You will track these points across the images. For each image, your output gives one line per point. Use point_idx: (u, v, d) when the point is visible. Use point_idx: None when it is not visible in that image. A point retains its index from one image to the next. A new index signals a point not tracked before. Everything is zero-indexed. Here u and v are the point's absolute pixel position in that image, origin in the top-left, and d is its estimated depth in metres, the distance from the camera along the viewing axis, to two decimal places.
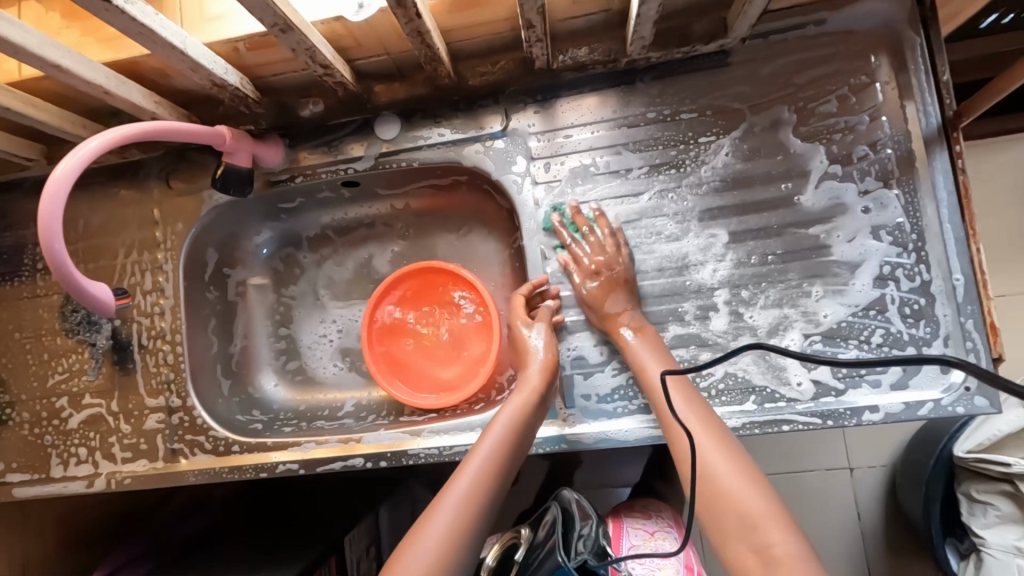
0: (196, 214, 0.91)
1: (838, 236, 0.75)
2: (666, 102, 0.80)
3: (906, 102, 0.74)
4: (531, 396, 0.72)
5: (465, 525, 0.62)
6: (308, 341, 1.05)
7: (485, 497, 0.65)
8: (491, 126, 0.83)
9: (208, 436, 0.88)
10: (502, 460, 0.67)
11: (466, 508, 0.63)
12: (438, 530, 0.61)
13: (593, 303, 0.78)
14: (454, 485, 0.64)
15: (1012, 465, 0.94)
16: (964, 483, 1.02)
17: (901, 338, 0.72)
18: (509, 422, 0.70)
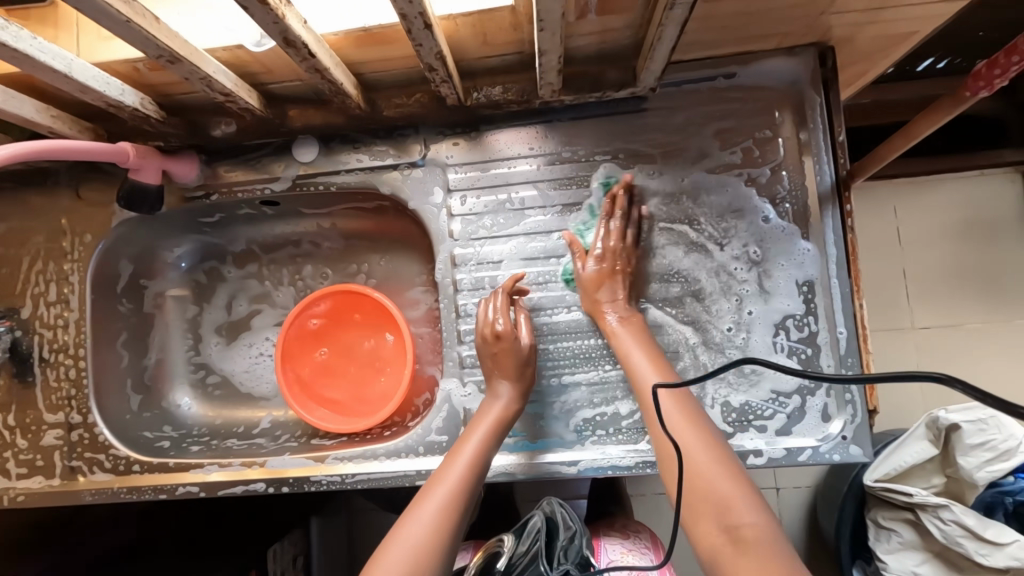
0: (107, 226, 0.89)
1: (735, 284, 0.77)
2: (582, 143, 0.81)
3: (805, 158, 0.77)
4: (510, 408, 0.76)
5: (444, 532, 0.64)
6: (224, 360, 1.03)
7: (463, 507, 0.67)
8: (417, 156, 0.83)
9: (109, 454, 0.86)
10: (479, 471, 0.71)
11: (443, 516, 0.65)
12: (414, 537, 0.62)
13: (588, 286, 0.78)
14: (432, 496, 0.66)
15: (913, 495, 0.97)
16: (873, 510, 1.05)
17: (788, 386, 0.75)
18: (488, 434, 0.73)
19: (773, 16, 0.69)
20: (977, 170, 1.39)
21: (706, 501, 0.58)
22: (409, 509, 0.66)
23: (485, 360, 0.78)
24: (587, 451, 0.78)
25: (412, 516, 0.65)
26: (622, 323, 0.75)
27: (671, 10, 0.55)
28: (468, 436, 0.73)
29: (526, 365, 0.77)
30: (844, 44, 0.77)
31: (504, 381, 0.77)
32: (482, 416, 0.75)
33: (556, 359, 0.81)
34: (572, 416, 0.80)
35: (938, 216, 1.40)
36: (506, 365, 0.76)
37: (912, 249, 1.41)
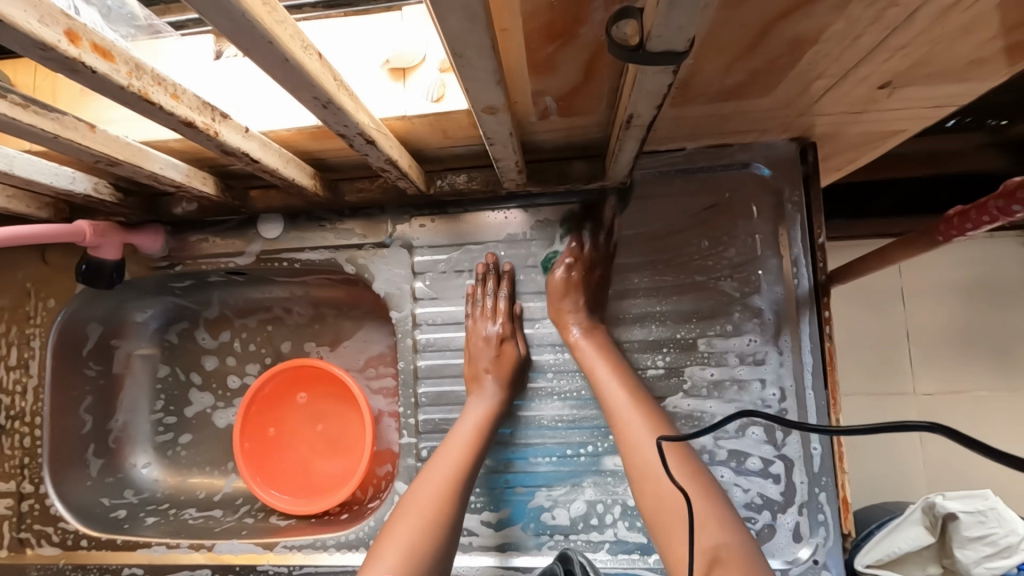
0: (71, 293, 0.87)
1: (696, 390, 0.74)
2: (551, 229, 0.79)
3: (782, 258, 0.73)
4: (497, 407, 0.73)
5: (428, 538, 0.63)
6: (224, 423, 1.00)
7: (456, 497, 0.67)
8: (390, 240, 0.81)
9: (57, 527, 0.84)
10: (470, 469, 0.69)
11: (425, 527, 0.64)
12: (402, 542, 0.62)
13: (554, 295, 0.76)
14: (418, 499, 0.66)
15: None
16: None
17: (754, 499, 0.71)
18: (480, 423, 0.72)
19: (748, 117, 0.66)
20: (985, 234, 1.33)
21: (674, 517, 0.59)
22: (405, 498, 0.68)
23: (479, 360, 0.75)
24: (543, 556, 0.74)
25: (409, 509, 0.65)
26: (588, 336, 0.73)
27: (627, 129, 0.53)
28: (458, 426, 0.73)
29: (507, 357, 0.75)
30: (827, 140, 0.73)
31: (491, 378, 0.75)
32: (471, 403, 0.74)
33: (519, 448, 0.76)
34: (531, 516, 0.75)
35: (941, 283, 1.35)
36: (503, 367, 0.75)
37: (918, 316, 1.35)
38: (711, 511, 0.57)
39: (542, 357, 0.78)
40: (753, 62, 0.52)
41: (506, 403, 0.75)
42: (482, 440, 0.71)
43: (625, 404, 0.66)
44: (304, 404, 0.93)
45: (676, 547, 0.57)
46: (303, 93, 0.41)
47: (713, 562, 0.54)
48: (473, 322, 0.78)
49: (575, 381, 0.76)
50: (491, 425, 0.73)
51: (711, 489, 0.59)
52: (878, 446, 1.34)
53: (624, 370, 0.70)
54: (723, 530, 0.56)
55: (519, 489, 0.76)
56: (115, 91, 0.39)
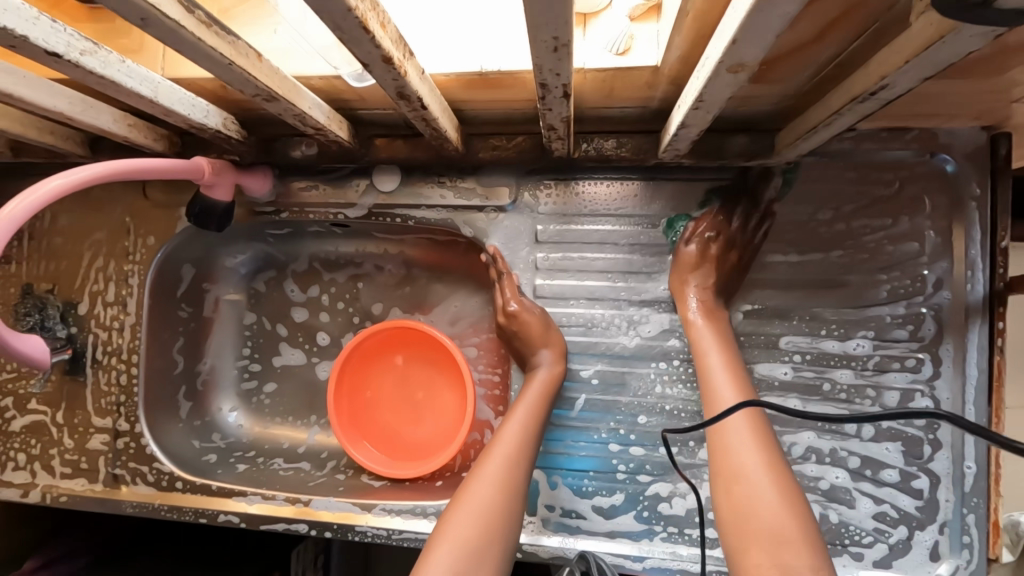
0: (171, 231, 0.84)
1: (836, 393, 0.68)
2: (692, 206, 0.72)
3: (954, 260, 0.66)
4: (552, 381, 0.71)
5: (490, 529, 0.61)
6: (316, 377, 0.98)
7: (515, 491, 0.65)
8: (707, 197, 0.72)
9: (152, 467, 0.84)
10: (527, 452, 0.68)
11: (485, 516, 0.62)
12: (461, 533, 0.60)
13: (682, 266, 0.71)
14: (477, 487, 0.64)
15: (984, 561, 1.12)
16: None
17: (892, 515, 0.67)
18: (534, 402, 0.70)
19: (955, 99, 0.58)
20: None
21: (760, 526, 0.53)
22: (461, 491, 0.65)
23: (515, 340, 0.75)
24: (656, 547, 0.71)
25: (462, 501, 0.63)
26: (705, 315, 0.68)
27: (859, 103, 0.46)
28: (513, 413, 0.70)
29: (550, 327, 0.74)
30: (1022, 132, 0.65)
31: (540, 351, 0.73)
32: (528, 388, 0.72)
33: (629, 436, 0.73)
34: (640, 505, 0.72)
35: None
36: (531, 334, 0.73)
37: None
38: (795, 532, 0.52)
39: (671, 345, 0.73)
40: (1018, 36, 0.45)
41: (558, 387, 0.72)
42: (535, 420, 0.69)
43: (717, 370, 0.63)
44: (385, 365, 0.90)
45: (751, 559, 0.52)
46: (543, 32, 0.35)
47: None
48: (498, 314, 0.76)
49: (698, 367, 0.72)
50: (545, 404, 0.71)
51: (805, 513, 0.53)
52: None
53: (727, 342, 0.66)
54: (807, 555, 0.50)
55: (626, 477, 0.72)
56: (338, 12, 0.33)
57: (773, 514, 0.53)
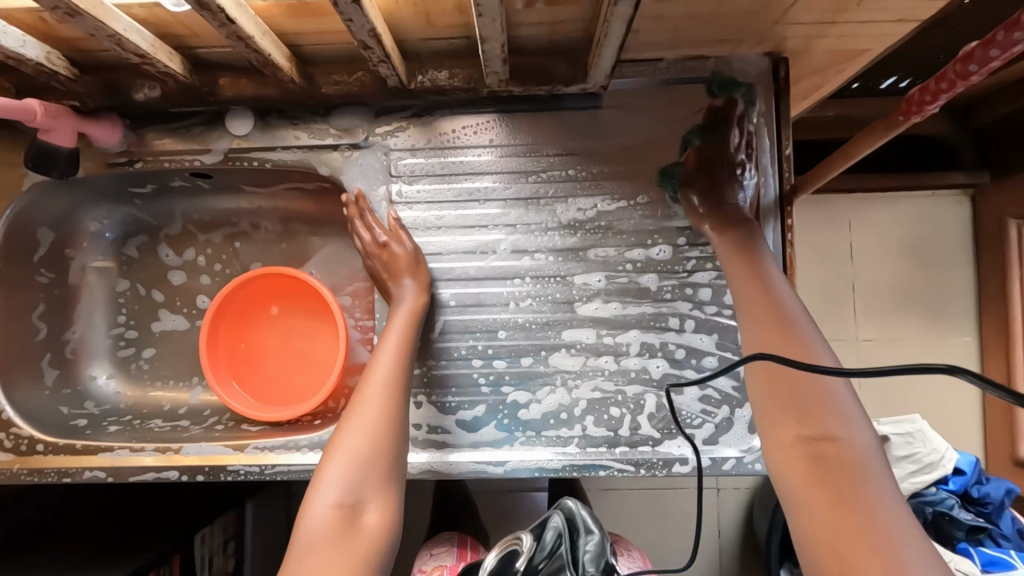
0: (17, 188, 0.82)
1: (661, 293, 0.77)
2: (533, 136, 0.79)
3: (752, 170, 0.76)
4: (420, 303, 0.75)
5: (375, 443, 0.64)
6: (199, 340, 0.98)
7: (394, 410, 0.67)
8: (746, 84, 0.76)
9: (9, 432, 0.80)
10: (403, 371, 0.71)
11: (370, 434, 0.65)
12: (349, 451, 0.63)
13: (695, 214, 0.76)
14: (362, 410, 0.66)
15: None
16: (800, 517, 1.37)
17: (715, 396, 0.76)
18: (404, 325, 0.73)
19: (728, 20, 0.67)
20: (929, 193, 1.48)
21: (794, 410, 0.55)
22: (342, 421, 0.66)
23: (381, 273, 0.78)
24: (516, 451, 0.77)
25: (348, 427, 0.65)
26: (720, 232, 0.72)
27: (615, 6, 0.53)
28: (386, 339, 0.73)
29: (417, 261, 0.77)
30: (798, 57, 0.76)
31: (404, 280, 0.76)
32: (395, 317, 0.74)
33: (488, 351, 0.78)
34: (501, 414, 0.77)
35: (886, 237, 1.50)
36: (397, 267, 0.77)
37: (864, 263, 1.50)
38: (835, 412, 0.54)
39: (522, 264, 0.79)
40: None
41: (425, 313, 0.76)
42: (407, 341, 0.73)
43: (756, 281, 0.64)
44: (264, 319, 0.91)
45: (783, 435, 0.55)
46: None
47: (819, 457, 0.52)
48: (364, 251, 0.80)
49: (545, 281, 0.78)
50: (414, 325, 0.74)
51: (852, 397, 0.55)
52: None
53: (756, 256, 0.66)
54: (842, 429, 0.53)
55: (489, 389, 0.78)
56: None
57: (823, 400, 0.54)
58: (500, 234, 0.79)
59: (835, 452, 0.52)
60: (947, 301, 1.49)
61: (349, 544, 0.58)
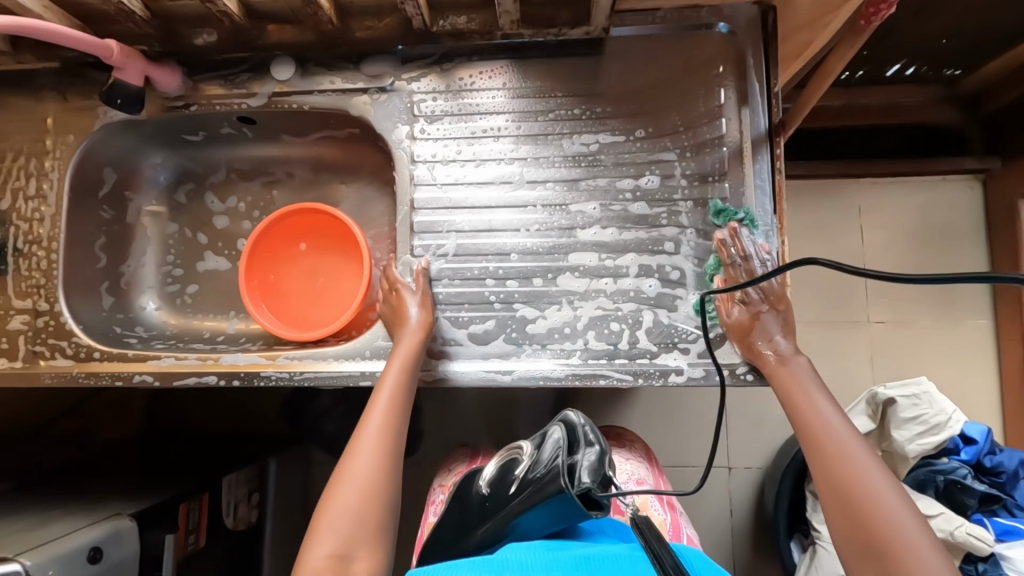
0: (90, 128, 0.93)
1: (658, 219, 0.84)
2: (542, 78, 0.88)
3: (743, 107, 0.83)
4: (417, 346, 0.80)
5: (369, 496, 0.71)
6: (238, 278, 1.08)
7: (388, 463, 0.74)
8: (746, 211, 0.81)
9: (71, 341, 0.90)
10: (396, 418, 0.76)
11: (365, 484, 0.72)
12: (344, 505, 0.70)
13: (736, 333, 0.78)
14: (357, 460, 0.73)
15: None
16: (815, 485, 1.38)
17: (710, 313, 0.82)
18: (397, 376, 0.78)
19: None
20: (938, 178, 1.50)
21: (879, 546, 0.60)
22: (339, 474, 0.73)
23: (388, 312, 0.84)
24: (522, 361, 0.83)
25: (348, 483, 0.72)
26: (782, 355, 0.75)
27: None
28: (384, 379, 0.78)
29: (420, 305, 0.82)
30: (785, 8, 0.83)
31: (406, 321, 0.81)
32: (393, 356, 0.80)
33: (499, 270, 0.85)
34: (509, 328, 0.84)
35: (896, 221, 1.51)
36: (400, 309, 0.82)
37: (874, 248, 1.50)
38: (910, 547, 0.59)
39: (531, 193, 0.86)
40: None
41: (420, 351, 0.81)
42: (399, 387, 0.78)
43: (829, 419, 0.69)
44: (297, 256, 1.00)
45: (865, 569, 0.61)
46: None
47: None
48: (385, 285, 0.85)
49: (552, 208, 0.86)
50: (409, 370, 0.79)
51: (923, 529, 0.61)
52: (829, 361, 1.51)
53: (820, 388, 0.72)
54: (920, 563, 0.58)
55: (499, 305, 0.84)
56: None
57: (900, 534, 0.60)
58: (513, 166, 0.87)
59: None
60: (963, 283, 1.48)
61: None
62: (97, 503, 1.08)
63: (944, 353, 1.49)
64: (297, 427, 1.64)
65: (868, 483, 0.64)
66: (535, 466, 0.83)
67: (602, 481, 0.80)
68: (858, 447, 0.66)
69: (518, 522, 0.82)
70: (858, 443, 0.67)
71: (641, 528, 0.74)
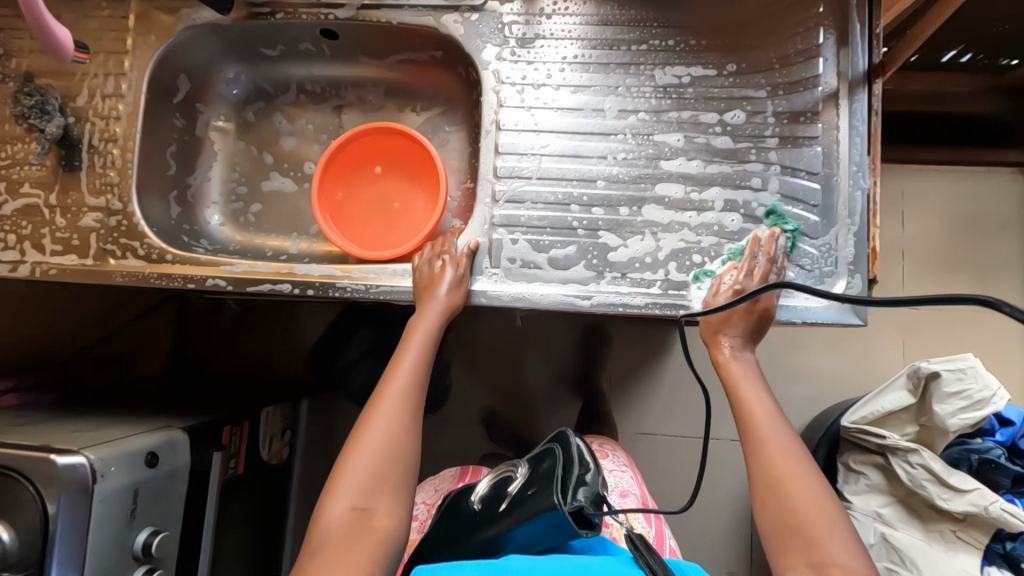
0: (173, 29, 0.92)
1: (746, 155, 0.83)
2: (637, 7, 0.87)
3: (841, 47, 0.83)
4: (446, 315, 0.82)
5: (386, 458, 0.75)
6: (302, 200, 1.07)
7: (408, 426, 0.78)
8: (795, 226, 0.81)
9: (143, 243, 0.90)
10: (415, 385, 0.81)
11: (384, 445, 0.76)
12: (361, 467, 0.74)
13: (712, 318, 0.81)
14: (381, 419, 0.78)
15: (885, 438, 1.17)
16: (846, 454, 1.27)
17: (795, 252, 0.81)
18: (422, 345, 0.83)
19: None
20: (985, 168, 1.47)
21: (801, 534, 0.63)
22: (359, 434, 0.77)
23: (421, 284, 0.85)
24: (602, 288, 0.82)
25: (365, 444, 0.76)
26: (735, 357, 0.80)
27: None
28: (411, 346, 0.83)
29: (458, 284, 0.82)
30: None
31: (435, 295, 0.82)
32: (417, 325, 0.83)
33: (583, 197, 0.84)
34: (590, 255, 0.83)
35: (937, 211, 1.47)
36: (428, 280, 0.83)
37: (913, 233, 1.46)
38: (835, 536, 0.63)
39: (619, 122, 0.85)
40: None
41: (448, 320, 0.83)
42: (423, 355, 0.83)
43: (765, 411, 0.73)
44: (367, 178, 0.99)
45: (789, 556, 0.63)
46: None
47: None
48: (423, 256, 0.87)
49: (641, 138, 0.85)
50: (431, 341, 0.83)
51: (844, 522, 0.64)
52: (864, 341, 1.51)
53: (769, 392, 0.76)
54: (838, 553, 0.61)
55: (581, 232, 0.84)
56: None
57: (815, 519, 0.64)
58: (601, 95, 0.86)
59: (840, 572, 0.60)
60: (1001, 277, 1.45)
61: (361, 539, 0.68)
62: (144, 417, 1.08)
63: (979, 341, 1.49)
64: (311, 372, 1.59)
65: (796, 474, 0.67)
66: (528, 482, 0.79)
67: (596, 499, 0.75)
68: (789, 439, 0.70)
69: (507, 537, 0.76)
70: (787, 434, 0.71)
71: (638, 546, 0.72)
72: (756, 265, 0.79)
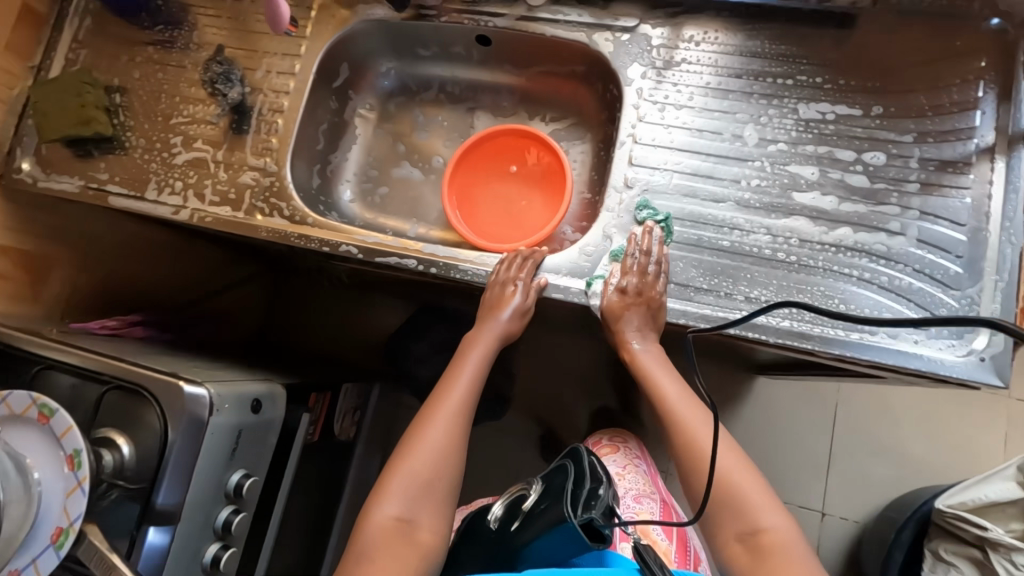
0: (348, 21, 1.02)
1: (886, 196, 0.82)
2: (787, 43, 0.89)
3: (1002, 101, 0.81)
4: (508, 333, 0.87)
5: (438, 468, 0.77)
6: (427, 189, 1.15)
7: (458, 439, 0.81)
8: (666, 216, 0.85)
9: (290, 205, 0.98)
10: (469, 402, 0.84)
11: (438, 457, 0.78)
12: (411, 472, 0.76)
13: (610, 313, 0.85)
14: (434, 430, 0.80)
15: (988, 530, 1.03)
16: (935, 541, 1.12)
17: (930, 300, 0.78)
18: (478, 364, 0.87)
19: None
20: None
21: (733, 510, 0.72)
22: (412, 441, 0.79)
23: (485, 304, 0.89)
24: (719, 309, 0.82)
25: (418, 453, 0.78)
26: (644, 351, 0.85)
27: None
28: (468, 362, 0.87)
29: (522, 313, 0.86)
30: None
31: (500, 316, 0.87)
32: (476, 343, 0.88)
33: (710, 216, 0.85)
34: (711, 274, 0.83)
35: None
36: (499, 303, 0.87)
37: None
38: (762, 509, 0.71)
39: (755, 150, 0.87)
40: None
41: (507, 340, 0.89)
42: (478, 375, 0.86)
43: (673, 393, 0.81)
44: (493, 175, 1.05)
45: (727, 531, 0.72)
46: None
47: (763, 548, 0.68)
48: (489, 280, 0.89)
49: (776, 167, 0.86)
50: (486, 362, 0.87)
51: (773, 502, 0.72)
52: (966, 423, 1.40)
53: (678, 379, 0.83)
54: (770, 522, 0.70)
55: (705, 250, 0.84)
56: None
57: (752, 499, 0.71)
58: (740, 122, 0.88)
59: (772, 540, 0.68)
60: None
61: (403, 552, 0.71)
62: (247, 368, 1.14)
63: None
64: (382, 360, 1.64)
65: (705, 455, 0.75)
66: (543, 494, 0.78)
67: (608, 511, 0.72)
68: (692, 420, 0.78)
69: (530, 549, 0.76)
70: (691, 413, 0.79)
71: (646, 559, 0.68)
72: (635, 261, 0.83)
